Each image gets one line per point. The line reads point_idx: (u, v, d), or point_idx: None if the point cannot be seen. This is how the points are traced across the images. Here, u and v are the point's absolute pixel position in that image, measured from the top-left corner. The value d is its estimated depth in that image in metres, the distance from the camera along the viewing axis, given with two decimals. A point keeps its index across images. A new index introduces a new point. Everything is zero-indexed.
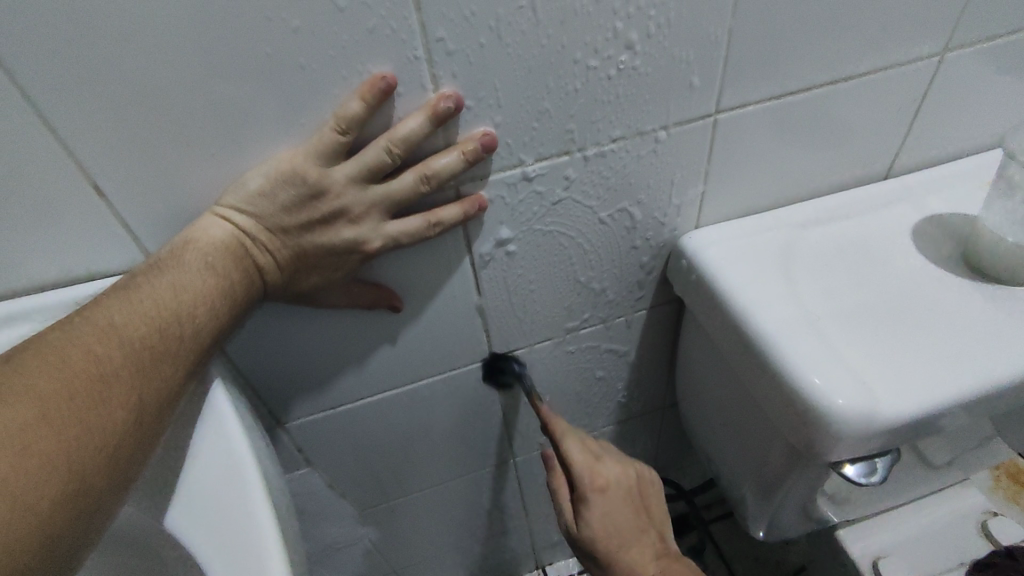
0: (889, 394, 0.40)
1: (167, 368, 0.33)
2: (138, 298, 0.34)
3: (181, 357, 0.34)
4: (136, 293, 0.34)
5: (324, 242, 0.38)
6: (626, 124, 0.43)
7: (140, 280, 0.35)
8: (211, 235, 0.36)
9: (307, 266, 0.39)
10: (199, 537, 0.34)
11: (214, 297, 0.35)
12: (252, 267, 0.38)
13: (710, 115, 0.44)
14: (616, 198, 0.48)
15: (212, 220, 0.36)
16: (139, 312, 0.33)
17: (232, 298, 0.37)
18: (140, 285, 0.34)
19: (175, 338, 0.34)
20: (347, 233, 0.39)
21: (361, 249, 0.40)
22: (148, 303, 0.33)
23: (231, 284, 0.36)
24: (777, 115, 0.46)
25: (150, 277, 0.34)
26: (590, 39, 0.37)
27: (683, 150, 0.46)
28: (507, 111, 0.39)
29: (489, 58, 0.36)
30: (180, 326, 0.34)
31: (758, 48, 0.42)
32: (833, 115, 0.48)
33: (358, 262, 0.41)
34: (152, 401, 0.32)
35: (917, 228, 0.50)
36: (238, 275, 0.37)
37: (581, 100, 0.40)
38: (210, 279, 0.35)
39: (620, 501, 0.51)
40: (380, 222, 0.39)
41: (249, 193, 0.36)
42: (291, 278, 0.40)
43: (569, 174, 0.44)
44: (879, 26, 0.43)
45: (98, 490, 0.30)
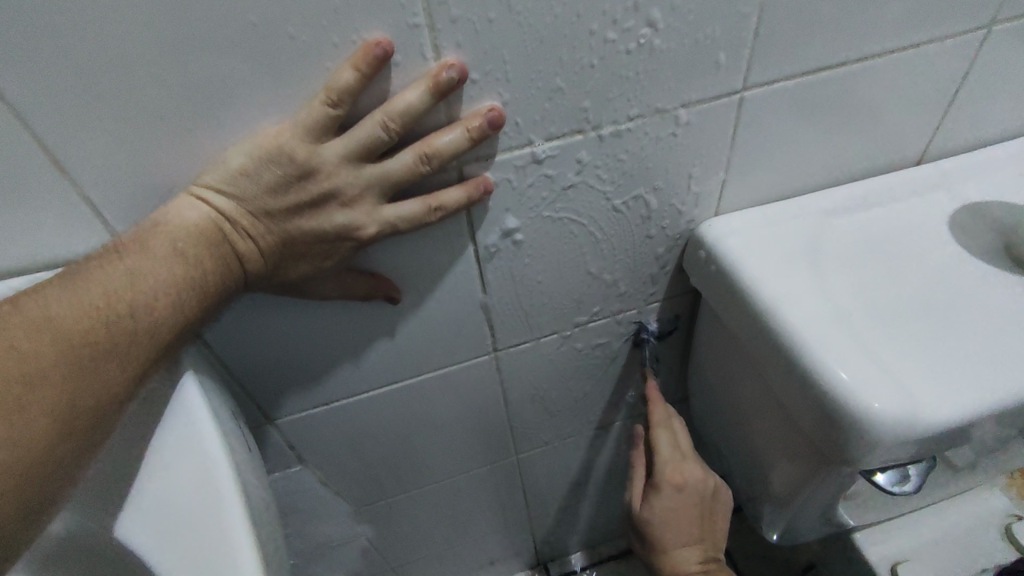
0: (929, 397, 0.37)
1: (112, 370, 0.30)
2: (85, 287, 0.30)
3: (132, 356, 0.31)
4: (84, 280, 0.31)
5: (314, 228, 0.35)
6: (644, 102, 0.39)
7: (92, 266, 0.31)
8: (182, 219, 0.32)
9: (293, 254, 0.36)
10: (168, 550, 0.31)
11: (179, 288, 0.32)
12: (231, 254, 0.34)
13: (736, 92, 0.41)
14: (631, 183, 0.44)
15: (186, 201, 0.33)
16: (85, 304, 0.30)
17: (202, 290, 0.33)
18: (92, 272, 0.31)
19: (126, 333, 0.31)
20: (340, 219, 0.35)
21: (355, 235, 0.36)
22: (96, 293, 0.30)
23: (202, 273, 0.33)
24: (808, 94, 0.43)
25: (103, 263, 0.31)
26: (609, 7, 0.34)
27: (705, 132, 0.43)
28: (517, 86, 0.35)
29: (497, 25, 0.33)
30: (134, 320, 0.31)
31: (792, 19, 0.38)
32: (867, 94, 0.45)
33: (352, 250, 0.38)
34: (87, 410, 0.29)
35: (953, 218, 0.47)
36: (212, 262, 0.33)
37: (597, 74, 0.37)
38: (175, 268, 0.32)
39: (692, 503, 0.54)
40: (376, 206, 0.36)
41: (230, 173, 0.33)
42: (276, 267, 0.36)
43: (582, 157, 0.41)
44: None
45: (1, 505, 0.27)
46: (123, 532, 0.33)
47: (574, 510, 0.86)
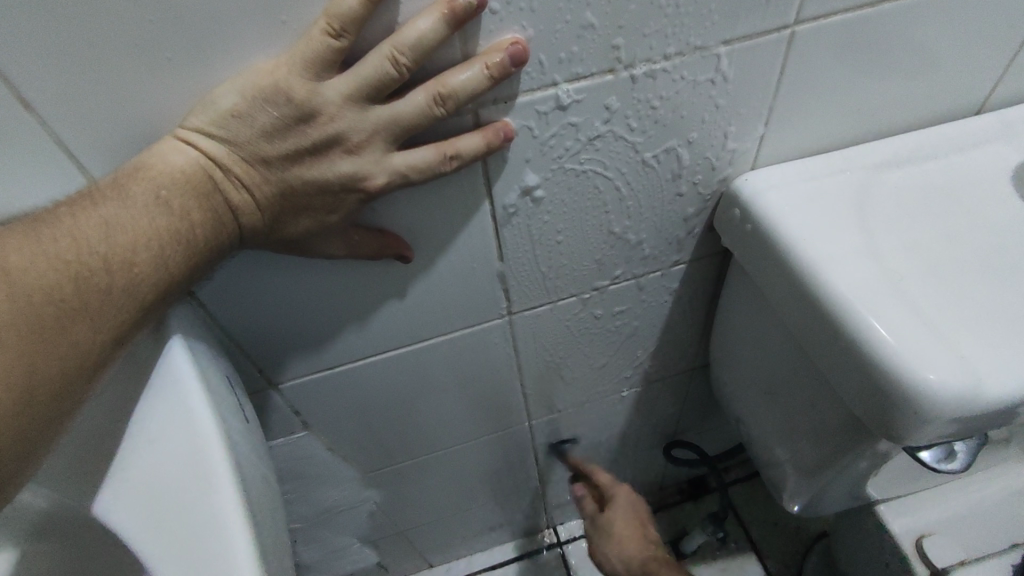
0: (991, 369, 0.33)
1: (82, 331, 0.28)
2: (51, 238, 0.28)
3: (105, 316, 0.28)
4: (51, 230, 0.28)
5: (318, 178, 0.32)
6: (684, 37, 0.35)
7: (62, 213, 0.28)
8: (165, 164, 0.29)
9: (294, 207, 0.33)
10: (156, 529, 0.29)
11: (162, 241, 0.29)
12: (223, 206, 0.31)
13: (786, 27, 0.36)
14: (664, 133, 0.40)
15: (172, 145, 0.29)
16: (49, 256, 0.27)
17: (186, 244, 0.30)
18: (61, 220, 0.28)
19: (97, 292, 0.28)
20: (346, 168, 0.32)
21: (363, 186, 0.33)
22: (63, 245, 0.28)
23: (190, 224, 0.30)
24: (865, 30, 0.38)
25: (73, 210, 0.28)
26: None
27: (749, 72, 0.38)
28: (542, 18, 0.31)
29: None
30: (105, 277, 0.28)
31: None
32: (932, 31, 0.40)
33: (359, 203, 0.34)
34: (57, 377, 0.28)
35: (1016, 173, 0.43)
36: (201, 213, 0.30)
37: (632, 6, 0.32)
38: (158, 217, 0.29)
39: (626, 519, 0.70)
40: (386, 154, 0.32)
41: (220, 114, 0.29)
42: (275, 221, 0.33)
43: (611, 102, 0.37)
44: None
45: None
46: (108, 510, 0.31)
47: (586, 476, 0.85)
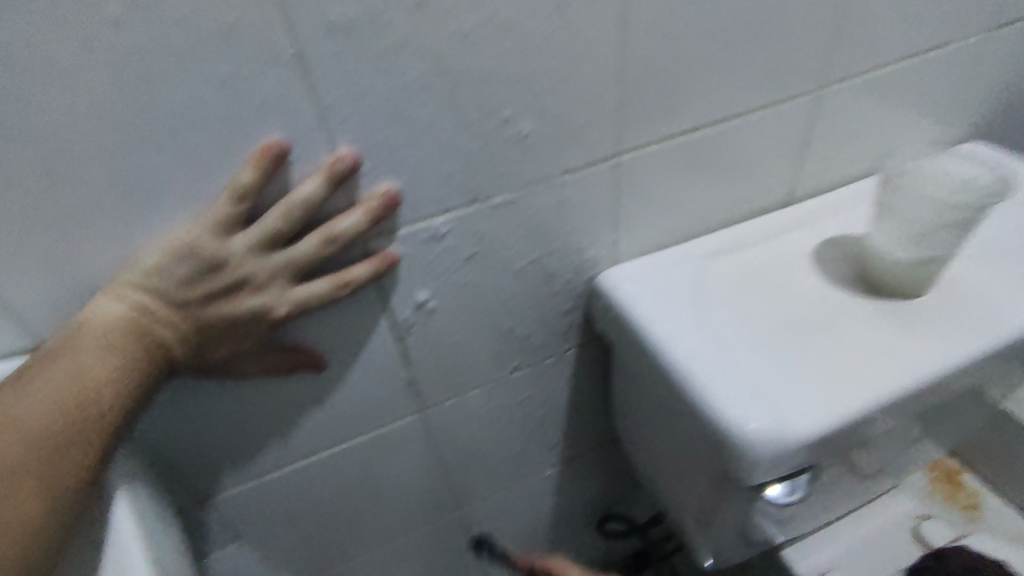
0: (797, 413, 0.41)
1: (78, 453, 0.34)
2: (33, 388, 0.34)
3: (78, 448, 0.34)
4: (31, 382, 0.34)
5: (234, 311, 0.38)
6: (529, 174, 0.44)
7: (35, 367, 0.34)
8: (101, 318, 0.35)
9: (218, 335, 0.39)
10: None
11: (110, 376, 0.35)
12: (153, 347, 0.36)
13: (612, 157, 0.46)
14: (529, 245, 0.48)
15: (105, 301, 0.35)
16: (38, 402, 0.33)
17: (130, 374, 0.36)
18: (37, 373, 0.34)
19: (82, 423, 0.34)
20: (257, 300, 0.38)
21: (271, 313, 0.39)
22: (45, 392, 0.34)
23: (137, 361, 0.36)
24: (676, 154, 0.49)
25: (43, 364, 0.34)
26: (485, 102, 0.39)
27: (589, 192, 0.48)
28: (410, 172, 0.40)
29: (383, 124, 0.37)
30: (88, 410, 0.34)
31: (651, 96, 0.44)
32: (729, 151, 0.51)
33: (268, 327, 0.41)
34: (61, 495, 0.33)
35: (818, 252, 0.54)
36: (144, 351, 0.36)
37: (482, 157, 0.41)
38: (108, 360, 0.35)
39: None
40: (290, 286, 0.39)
41: (144, 271, 0.35)
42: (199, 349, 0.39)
43: (480, 226, 0.45)
44: (760, 71, 0.47)
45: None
46: None
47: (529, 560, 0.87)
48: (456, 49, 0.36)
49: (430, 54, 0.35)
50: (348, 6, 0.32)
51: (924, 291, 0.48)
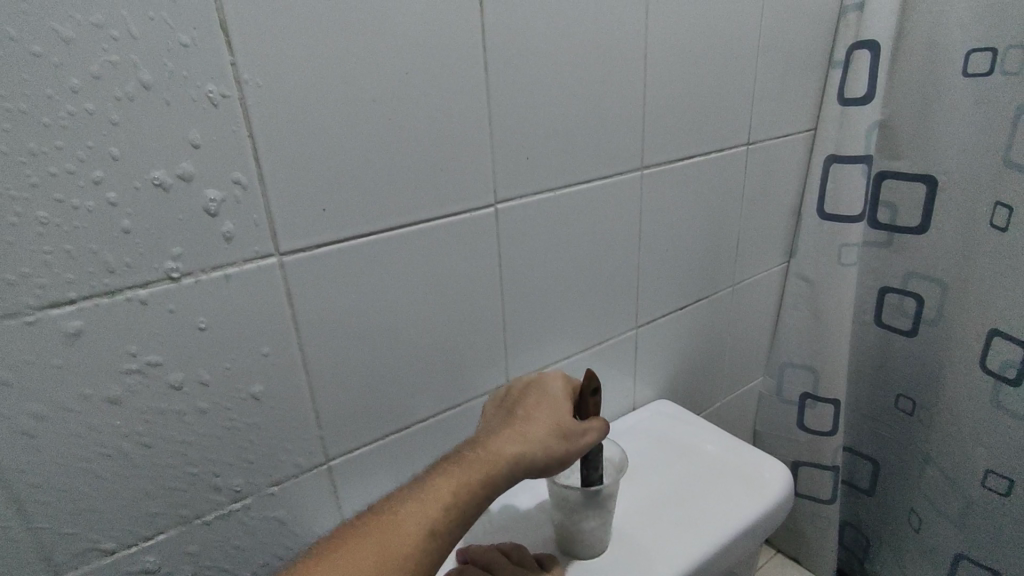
0: None
1: (414, 512, 0.42)
2: (427, 485, 0.44)
3: (427, 494, 0.43)
4: (432, 481, 0.45)
5: (522, 424, 0.50)
6: (236, 497, 0.50)
7: (459, 458, 0.46)
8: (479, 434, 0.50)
9: (554, 435, 0.50)
10: None
11: (464, 489, 0.44)
12: (487, 441, 0.48)
13: (322, 464, 0.54)
14: (251, 554, 0.52)
15: (486, 428, 0.51)
16: (429, 487, 0.44)
17: (471, 488, 0.44)
18: (436, 478, 0.45)
19: (451, 490, 0.44)
20: (529, 415, 0.50)
21: (525, 442, 0.48)
22: (436, 485, 0.44)
23: (446, 497, 0.43)
24: (387, 452, 0.58)
25: (455, 458, 0.46)
26: (186, 452, 0.46)
27: (304, 499, 0.54)
28: (112, 518, 0.44)
29: (80, 486, 0.42)
30: (446, 485, 0.44)
31: (351, 416, 0.54)
32: (440, 441, 0.62)
33: (567, 440, 0.50)
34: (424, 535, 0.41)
35: (529, 516, 0.64)
36: (423, 499, 0.43)
37: (189, 491, 0.47)
38: (431, 496, 0.43)
39: None
40: (560, 408, 0.52)
41: (508, 398, 0.54)
42: (512, 453, 0.47)
43: (192, 549, 0.49)
44: (449, 379, 0.60)
45: None
46: None
47: None
48: (150, 420, 0.44)
49: (124, 427, 0.43)
50: (41, 407, 0.39)
51: (606, 547, 0.60)
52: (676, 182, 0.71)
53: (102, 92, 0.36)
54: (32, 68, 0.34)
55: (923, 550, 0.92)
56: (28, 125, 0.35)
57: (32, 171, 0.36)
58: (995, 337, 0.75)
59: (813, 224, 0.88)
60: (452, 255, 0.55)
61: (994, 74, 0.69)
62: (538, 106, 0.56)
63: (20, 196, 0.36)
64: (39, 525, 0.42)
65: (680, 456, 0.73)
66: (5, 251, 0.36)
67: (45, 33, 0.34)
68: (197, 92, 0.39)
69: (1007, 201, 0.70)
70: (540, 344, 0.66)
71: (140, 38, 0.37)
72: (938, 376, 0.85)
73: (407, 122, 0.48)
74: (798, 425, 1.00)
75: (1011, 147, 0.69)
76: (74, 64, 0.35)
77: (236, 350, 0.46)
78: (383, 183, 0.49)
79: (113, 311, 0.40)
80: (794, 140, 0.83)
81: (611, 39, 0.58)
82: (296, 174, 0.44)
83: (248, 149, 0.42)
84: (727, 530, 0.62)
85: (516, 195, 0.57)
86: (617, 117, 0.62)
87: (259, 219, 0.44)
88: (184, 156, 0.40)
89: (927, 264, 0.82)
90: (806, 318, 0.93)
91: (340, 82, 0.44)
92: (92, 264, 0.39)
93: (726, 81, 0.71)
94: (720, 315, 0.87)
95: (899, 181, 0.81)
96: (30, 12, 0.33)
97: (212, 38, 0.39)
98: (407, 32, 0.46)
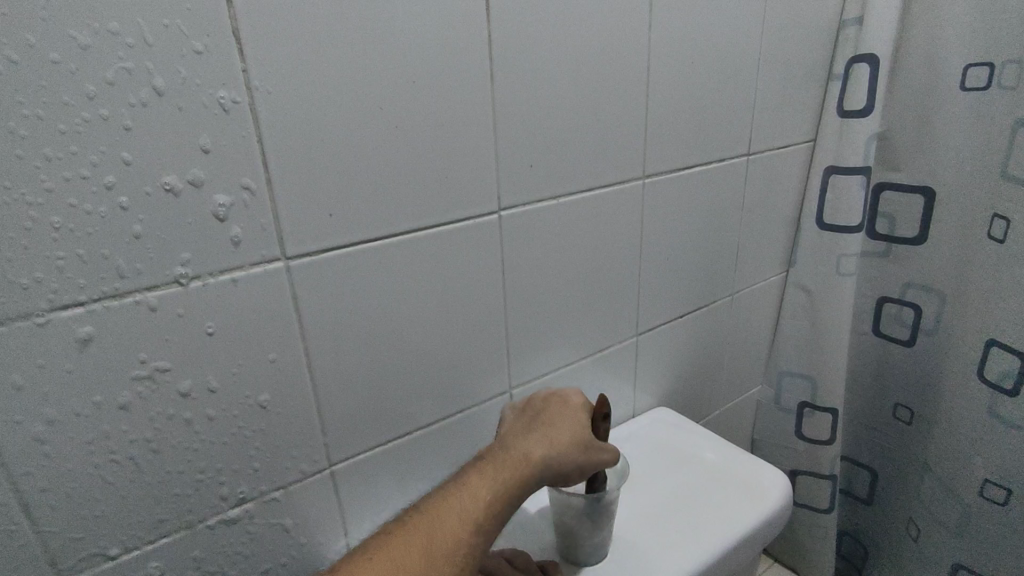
0: None
1: (445, 522, 0.42)
2: (458, 494, 0.44)
3: (458, 504, 0.43)
4: (462, 488, 0.44)
5: (548, 430, 0.50)
6: (239, 502, 0.50)
7: (488, 464, 0.46)
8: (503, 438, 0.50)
9: (579, 445, 0.50)
10: None
11: (499, 502, 0.44)
12: (515, 447, 0.48)
13: (325, 468, 0.54)
14: (253, 560, 0.52)
15: (508, 433, 0.51)
16: (460, 496, 0.44)
17: (504, 501, 0.44)
18: (467, 485, 0.45)
19: (482, 500, 0.44)
20: (555, 423, 0.50)
21: (554, 448, 0.48)
22: (467, 494, 0.44)
23: (479, 506, 0.43)
24: (389, 458, 0.58)
25: (483, 464, 0.46)
26: (191, 456, 0.46)
27: (307, 504, 0.54)
28: (117, 523, 0.44)
29: (86, 490, 0.42)
30: (477, 494, 0.44)
31: (354, 421, 0.54)
32: (442, 447, 0.62)
33: (589, 450, 0.51)
34: (456, 545, 0.41)
35: (531, 523, 0.64)
36: (455, 510, 0.43)
37: (193, 496, 0.47)
38: (463, 507, 0.43)
39: None
40: (584, 418, 0.52)
41: (526, 404, 0.54)
42: (541, 459, 0.47)
43: (196, 554, 0.49)
44: (451, 385, 0.60)
45: None
46: None
47: None
48: (156, 425, 0.44)
49: (131, 433, 0.43)
50: (49, 411, 0.40)
51: (608, 554, 0.60)
52: (677, 191, 0.72)
53: (117, 99, 0.37)
54: (50, 76, 0.35)
55: (921, 560, 0.92)
56: (44, 131, 0.35)
57: (47, 177, 0.36)
58: (993, 347, 0.76)
59: (813, 234, 0.89)
60: (456, 262, 0.55)
61: (991, 88, 0.70)
62: (542, 116, 0.56)
63: (35, 201, 0.36)
64: (45, 529, 0.42)
65: (680, 463, 0.73)
66: (19, 255, 0.36)
67: (62, 40, 0.35)
68: (210, 99, 0.40)
69: (1005, 213, 0.71)
70: (542, 351, 0.67)
71: (155, 46, 0.37)
72: (936, 386, 0.85)
73: (413, 130, 0.49)
74: (796, 434, 1.00)
75: (1008, 159, 0.70)
76: (90, 71, 0.36)
77: (242, 354, 0.46)
78: (389, 190, 0.49)
79: (122, 315, 0.41)
80: (794, 151, 0.84)
81: (614, 50, 0.59)
82: (304, 180, 0.45)
83: (258, 155, 0.43)
84: (732, 535, 0.62)
85: (519, 203, 0.58)
86: (619, 127, 0.63)
87: (267, 225, 0.44)
88: (196, 163, 0.41)
89: (925, 274, 0.82)
90: (805, 328, 0.94)
91: (349, 90, 0.45)
92: (104, 268, 0.39)
93: (728, 92, 0.72)
94: (720, 324, 0.88)
95: (897, 193, 0.82)
96: (48, 20, 0.34)
97: (225, 46, 0.39)
98: (414, 41, 0.47)
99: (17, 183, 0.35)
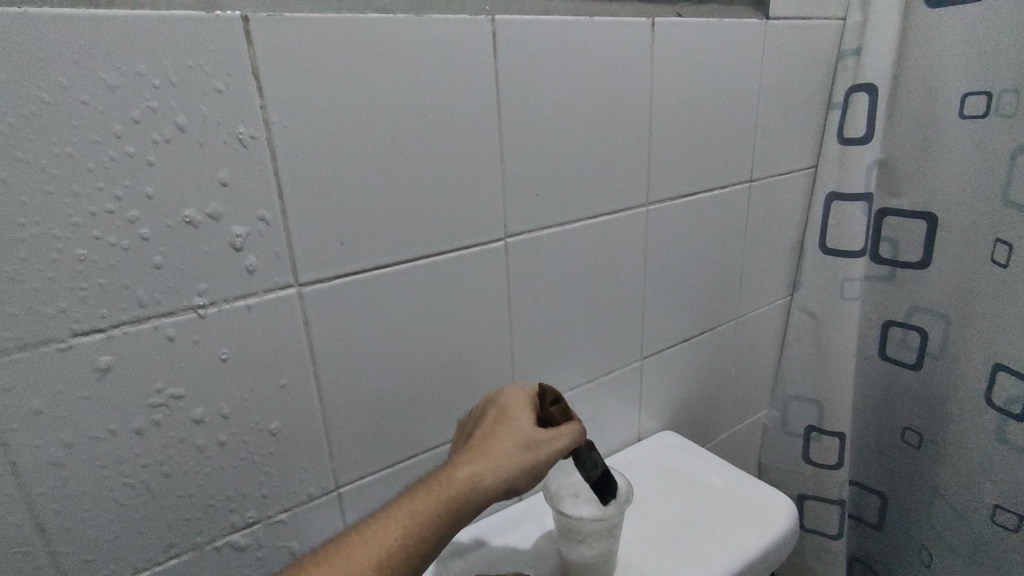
0: None
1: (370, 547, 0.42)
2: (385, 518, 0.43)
3: (384, 528, 0.43)
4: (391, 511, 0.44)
5: (485, 442, 0.48)
6: (248, 524, 0.51)
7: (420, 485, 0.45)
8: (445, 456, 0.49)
9: (518, 448, 0.47)
10: None
11: (424, 520, 0.43)
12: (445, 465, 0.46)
13: (333, 490, 0.55)
14: None
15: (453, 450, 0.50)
16: (387, 520, 0.43)
17: (430, 518, 0.43)
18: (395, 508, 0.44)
19: (409, 519, 0.43)
20: (492, 433, 0.49)
21: (485, 458, 0.46)
22: (392, 517, 0.43)
23: (404, 528, 0.43)
24: (396, 480, 0.59)
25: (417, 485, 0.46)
26: (203, 479, 0.47)
27: (314, 526, 0.54)
28: (129, 544, 0.45)
29: (101, 512, 0.43)
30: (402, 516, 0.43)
31: (361, 443, 0.55)
32: None
33: (534, 451, 0.48)
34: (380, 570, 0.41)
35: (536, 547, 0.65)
36: (380, 534, 0.43)
37: (204, 518, 0.48)
38: (389, 529, 0.43)
39: None
40: (523, 419, 0.50)
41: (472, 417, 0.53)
42: (472, 470, 0.45)
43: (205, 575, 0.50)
44: (457, 409, 0.61)
45: None
46: None
47: None
48: (170, 448, 0.45)
49: (145, 456, 0.44)
50: (68, 434, 0.41)
51: None
52: (680, 218, 0.73)
53: (141, 137, 0.39)
54: (78, 117, 0.37)
55: None
56: (72, 169, 0.37)
57: (74, 212, 0.38)
58: (999, 371, 0.76)
59: (816, 258, 0.90)
60: (462, 287, 0.57)
61: (989, 116, 0.71)
62: (547, 148, 0.58)
63: (61, 234, 0.38)
64: (61, 549, 0.43)
65: (683, 487, 0.73)
66: (44, 286, 0.38)
67: (91, 83, 0.37)
68: (228, 135, 0.42)
69: (1007, 238, 0.72)
70: (547, 374, 0.67)
71: (177, 86, 0.39)
72: (943, 410, 0.85)
73: (422, 162, 0.51)
74: (803, 458, 1.00)
75: (1009, 186, 0.71)
76: (116, 111, 0.38)
77: (254, 379, 0.47)
78: (398, 219, 0.51)
79: (140, 341, 0.42)
80: (796, 178, 0.85)
81: (618, 83, 0.61)
82: (316, 211, 0.47)
83: (273, 187, 0.44)
84: (735, 561, 0.62)
85: (525, 231, 0.59)
86: (623, 156, 0.64)
87: (281, 253, 0.46)
88: (214, 196, 0.42)
89: (930, 299, 0.83)
90: (810, 350, 0.94)
91: (360, 125, 0.47)
92: (124, 297, 0.41)
93: (729, 121, 0.73)
94: (725, 347, 0.88)
95: (899, 218, 0.82)
96: (79, 64, 0.36)
97: (243, 85, 0.41)
98: (423, 77, 0.49)
99: (45, 217, 0.37)
